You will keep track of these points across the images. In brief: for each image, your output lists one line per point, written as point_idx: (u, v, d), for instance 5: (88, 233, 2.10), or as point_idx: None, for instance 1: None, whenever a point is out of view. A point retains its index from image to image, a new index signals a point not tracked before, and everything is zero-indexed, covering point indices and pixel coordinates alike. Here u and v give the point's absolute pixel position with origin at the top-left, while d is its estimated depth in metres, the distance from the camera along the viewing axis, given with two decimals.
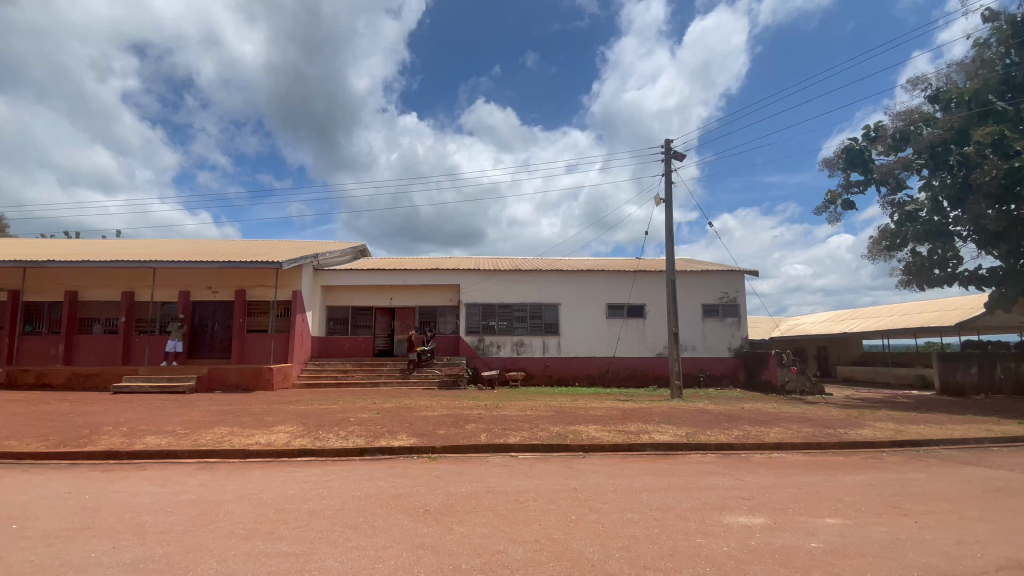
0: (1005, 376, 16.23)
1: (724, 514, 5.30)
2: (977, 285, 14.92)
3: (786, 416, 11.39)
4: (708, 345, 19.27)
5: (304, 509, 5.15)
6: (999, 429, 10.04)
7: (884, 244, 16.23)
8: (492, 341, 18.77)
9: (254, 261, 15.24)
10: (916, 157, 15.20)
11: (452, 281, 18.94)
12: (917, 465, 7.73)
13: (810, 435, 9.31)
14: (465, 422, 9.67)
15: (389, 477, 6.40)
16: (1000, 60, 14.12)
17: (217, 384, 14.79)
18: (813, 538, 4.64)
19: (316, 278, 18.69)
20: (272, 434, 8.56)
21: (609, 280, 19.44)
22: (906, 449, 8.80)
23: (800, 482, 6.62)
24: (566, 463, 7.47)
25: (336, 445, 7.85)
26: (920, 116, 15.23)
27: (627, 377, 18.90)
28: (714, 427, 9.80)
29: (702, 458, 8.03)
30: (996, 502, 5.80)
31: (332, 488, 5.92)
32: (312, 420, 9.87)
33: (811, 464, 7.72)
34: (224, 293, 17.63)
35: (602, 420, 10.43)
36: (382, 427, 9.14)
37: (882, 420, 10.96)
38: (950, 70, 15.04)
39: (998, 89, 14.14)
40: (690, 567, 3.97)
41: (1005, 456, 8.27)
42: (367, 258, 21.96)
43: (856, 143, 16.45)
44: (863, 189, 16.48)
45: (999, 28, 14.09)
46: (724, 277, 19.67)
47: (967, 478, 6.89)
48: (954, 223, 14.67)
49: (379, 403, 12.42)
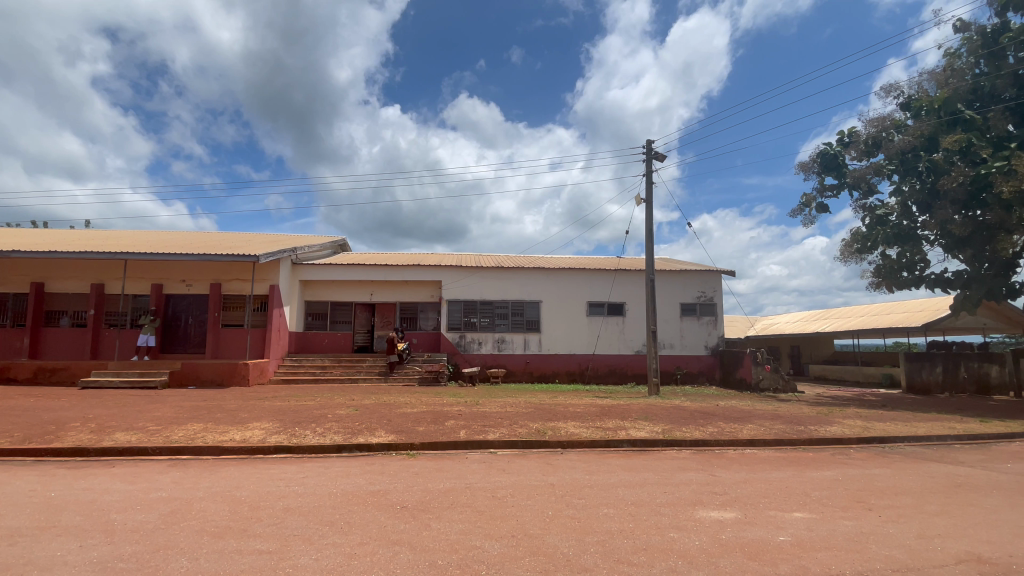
0: (969, 377, 16.82)
1: (697, 509, 5.41)
2: (942, 288, 15.43)
3: (759, 413, 11.67)
4: (685, 343, 19.59)
5: (279, 506, 5.09)
6: (961, 427, 10.43)
7: (855, 247, 16.69)
8: (473, 337, 18.75)
9: (229, 254, 14.92)
10: (888, 163, 15.68)
11: (434, 277, 18.85)
12: (883, 461, 8.01)
13: (782, 431, 9.55)
14: (445, 419, 9.68)
15: (366, 474, 6.35)
16: (970, 69, 14.59)
17: (190, 379, 14.45)
18: (782, 531, 4.78)
19: (294, 272, 18.39)
20: (247, 431, 8.42)
21: (590, 278, 19.57)
22: (873, 445, 9.09)
23: (771, 477, 6.81)
24: (544, 459, 7.55)
25: (314, 442, 7.78)
26: (892, 122, 15.70)
27: (606, 374, 19.10)
28: (690, 424, 9.98)
29: (676, 454, 8.19)
30: (955, 497, 6.05)
31: (309, 485, 5.86)
32: (288, 416, 9.75)
33: (781, 460, 7.93)
34: (199, 287, 17.26)
35: (580, 417, 10.51)
36: (360, 423, 9.08)
37: (851, 417, 11.30)
38: (921, 78, 15.50)
39: (967, 98, 14.61)
40: (663, 561, 4.05)
41: (966, 453, 8.60)
42: (347, 252, 21.70)
43: (830, 147, 16.85)
44: (836, 193, 16.90)
45: (970, 39, 14.59)
46: (703, 276, 20.00)
47: (928, 474, 7.16)
48: (922, 228, 15.15)
49: (358, 399, 12.36)
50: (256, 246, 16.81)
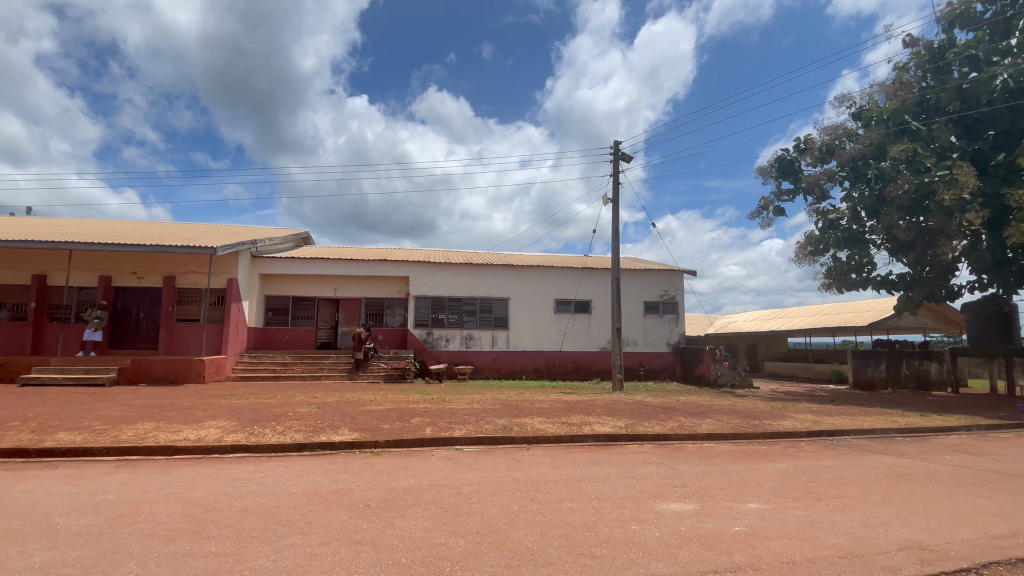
0: (910, 373, 17.90)
1: (658, 501, 5.56)
2: (888, 289, 16.32)
3: (717, 408, 12.07)
4: (648, 339, 20.03)
5: (236, 507, 4.95)
6: (902, 421, 11.09)
7: (809, 249, 17.43)
8: (441, 334, 18.62)
9: (184, 246, 14.28)
10: (839, 169, 16.47)
11: (401, 272, 18.60)
12: (831, 453, 8.45)
13: (738, 426, 9.91)
14: (410, 416, 9.60)
15: (328, 473, 6.23)
16: (918, 82, 15.44)
17: (141, 376, 13.83)
18: (737, 522, 4.97)
19: (254, 265, 17.78)
20: (202, 430, 8.12)
21: (558, 275, 19.74)
22: (822, 438, 9.55)
23: (728, 470, 7.06)
24: (510, 455, 7.60)
25: (274, 441, 7.58)
26: (845, 131, 16.49)
27: (572, 371, 19.35)
28: (652, 419, 10.24)
29: (638, 448, 8.38)
30: (897, 487, 6.44)
31: (269, 484, 5.71)
32: (246, 414, 9.46)
33: (738, 453, 8.23)
34: (152, 280, 16.49)
35: (546, 413, 10.60)
36: (323, 421, 8.89)
37: (802, 412, 11.83)
38: (873, 90, 16.31)
39: (914, 110, 15.44)
40: (625, 553, 4.15)
41: (907, 446, 9.15)
42: (310, 246, 21.15)
43: (788, 153, 17.53)
44: (792, 198, 17.61)
45: (919, 53, 15.43)
46: (666, 276, 20.51)
47: (873, 465, 7.59)
48: (870, 232, 16.00)
49: (320, 396, 12.12)
50: (214, 238, 16.16)
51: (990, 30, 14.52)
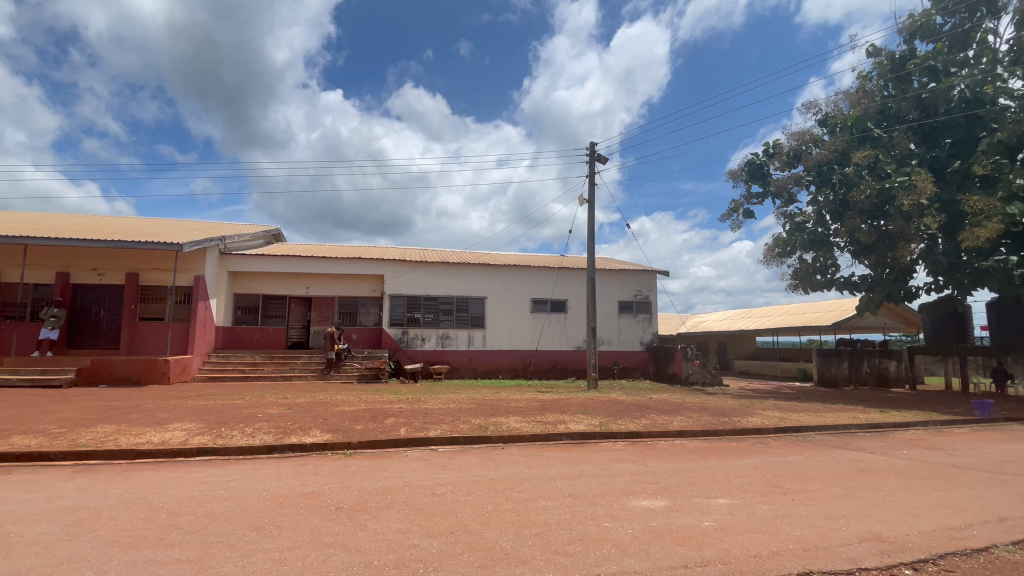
0: (871, 370, 18.62)
1: (630, 498, 5.64)
2: (850, 290, 16.91)
3: (688, 405, 12.32)
4: (622, 338, 20.30)
5: (201, 512, 4.80)
6: (863, 417, 11.51)
7: (777, 251, 17.94)
8: (416, 333, 18.46)
9: (148, 242, 13.77)
10: (806, 174, 16.99)
11: (376, 271, 18.36)
12: (796, 448, 8.72)
13: (709, 423, 10.14)
14: (384, 416, 9.49)
15: (298, 475, 6.11)
16: (880, 91, 16.03)
17: (101, 377, 13.21)
18: (707, 517, 5.09)
19: (223, 263, 17.28)
20: (166, 433, 7.85)
21: (534, 275, 19.81)
22: (789, 434, 9.84)
23: (699, 466, 7.21)
24: (485, 454, 7.59)
25: (242, 443, 7.39)
26: (811, 137, 16.99)
27: (548, 369, 19.47)
28: (625, 417, 10.39)
29: (612, 445, 8.49)
30: (858, 481, 6.70)
31: (237, 488, 5.57)
32: (213, 416, 9.18)
33: (708, 449, 8.42)
34: (114, 277, 15.86)
35: (521, 412, 10.63)
36: (294, 423, 8.72)
37: (769, 409, 12.18)
38: (838, 97, 16.84)
39: (876, 117, 16.05)
40: (598, 550, 4.20)
41: (867, 441, 9.53)
42: (282, 243, 20.67)
43: (757, 157, 17.99)
44: (760, 201, 18.07)
45: (881, 63, 16.04)
46: (639, 276, 20.81)
47: (836, 460, 7.87)
48: (834, 235, 16.55)
49: (291, 397, 11.89)
50: (180, 234, 15.63)
51: (948, 42, 15.20)
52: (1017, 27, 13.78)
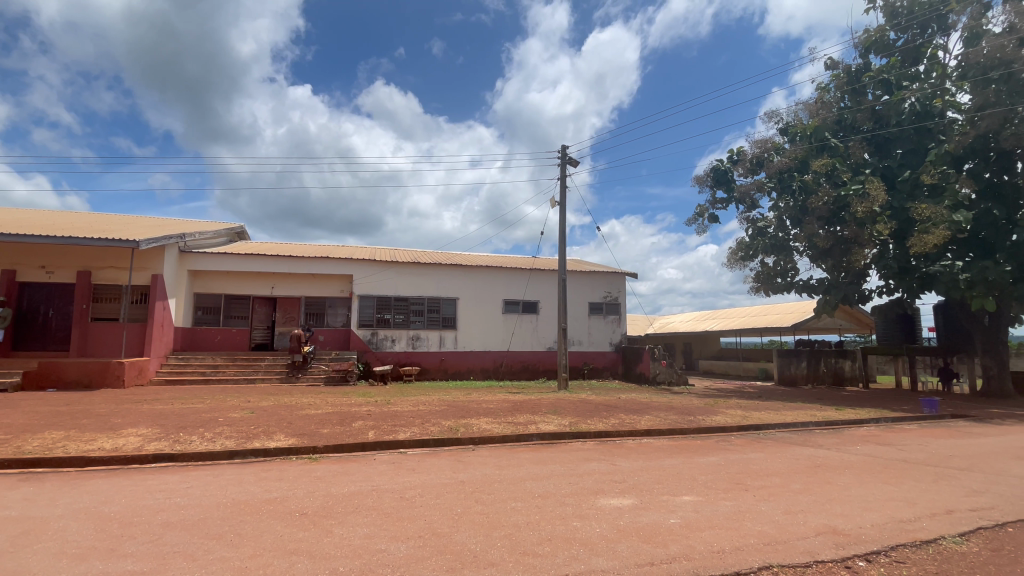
0: (828, 369, 19.43)
1: (599, 497, 5.71)
2: (808, 293, 17.60)
3: (654, 404, 12.60)
4: (592, 339, 20.54)
5: (157, 521, 4.61)
6: (820, 415, 11.98)
7: (740, 254, 18.51)
8: (386, 334, 18.21)
9: (101, 238, 13.14)
10: (768, 181, 17.60)
11: (345, 271, 18.02)
12: (758, 446, 9.02)
13: (675, 422, 10.38)
14: (352, 419, 9.33)
15: (261, 481, 5.94)
16: (837, 102, 16.75)
17: (50, 381, 12.64)
18: (673, 514, 5.20)
19: (182, 261, 16.65)
20: (120, 439, 7.51)
21: (506, 276, 19.83)
22: (750, 432, 10.17)
23: (665, 465, 7.37)
24: (455, 456, 7.56)
25: (202, 449, 7.13)
26: (772, 145, 17.57)
27: (519, 370, 19.53)
28: (594, 416, 10.52)
29: (581, 445, 8.58)
30: (815, 476, 6.98)
31: (196, 495, 5.37)
32: (170, 421, 8.83)
33: (674, 448, 8.61)
34: (64, 275, 15.06)
35: (492, 412, 10.64)
36: (256, 427, 8.47)
37: (732, 407, 12.56)
38: (798, 108, 17.50)
39: (833, 127, 16.77)
40: (567, 550, 4.24)
41: (824, 437, 9.93)
42: (245, 241, 20.06)
43: (722, 163, 18.51)
44: (725, 206, 18.61)
45: (838, 76, 16.77)
46: (609, 277, 21.11)
47: (794, 456, 8.18)
48: (793, 239, 17.19)
49: (255, 400, 11.55)
50: (136, 231, 14.95)
51: (901, 56, 16.02)
52: (964, 44, 14.63)
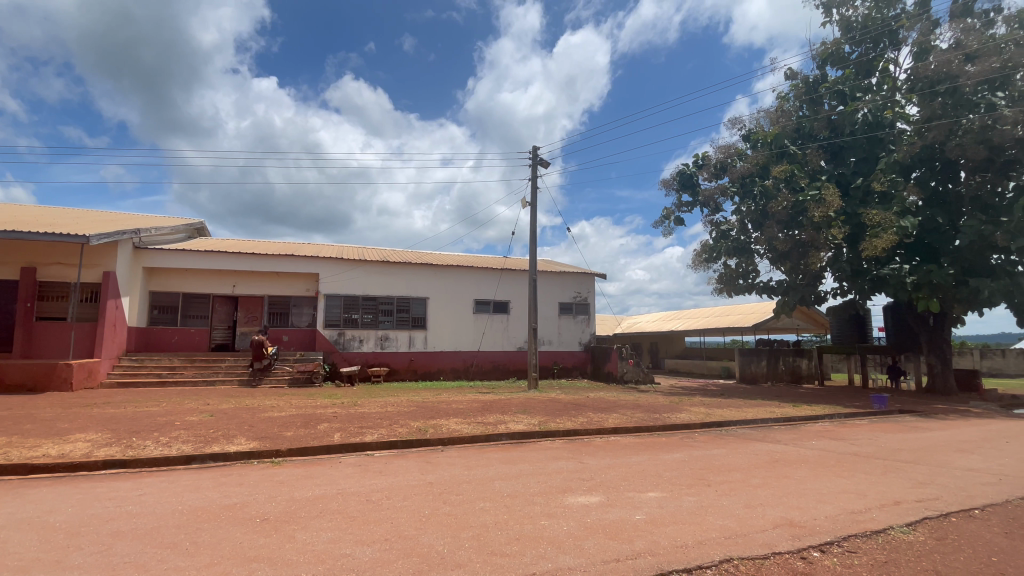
0: (786, 367, 20.18)
1: (567, 495, 5.77)
2: (768, 294, 18.21)
3: (622, 403, 12.83)
4: (562, 339, 20.72)
5: (106, 531, 4.40)
6: (778, 411, 12.44)
7: (704, 256, 19.05)
8: (353, 335, 17.87)
9: (47, 233, 12.41)
10: (730, 185, 18.18)
11: (311, 270, 17.58)
12: (720, 442, 9.29)
13: (641, 419, 10.59)
14: (317, 422, 9.11)
15: (220, 487, 5.73)
16: (796, 111, 17.44)
17: None
18: (639, 510, 5.31)
19: (137, 258, 15.91)
20: (67, 445, 7.13)
21: (477, 276, 19.78)
22: (713, 429, 10.46)
23: (631, 462, 7.50)
24: (423, 457, 7.49)
25: (157, 454, 6.85)
26: (736, 151, 18.14)
27: (490, 370, 19.51)
28: (563, 415, 10.62)
29: (550, 444, 8.64)
30: (774, 471, 7.23)
31: (150, 503, 5.16)
32: (123, 425, 8.44)
33: (640, 445, 8.78)
34: (5, 271, 14.18)
35: (462, 413, 10.60)
36: (216, 430, 8.19)
37: (696, 405, 12.90)
38: (759, 115, 18.13)
39: (792, 135, 17.44)
40: (534, 549, 4.26)
41: (783, 433, 10.31)
42: (205, 237, 19.34)
43: (688, 168, 18.97)
44: (690, 209, 19.09)
45: (797, 86, 17.47)
46: (579, 278, 21.34)
47: (755, 452, 8.45)
48: (754, 242, 17.78)
49: (215, 403, 11.16)
50: (86, 225, 14.20)
51: (856, 69, 16.78)
52: (914, 58, 15.43)
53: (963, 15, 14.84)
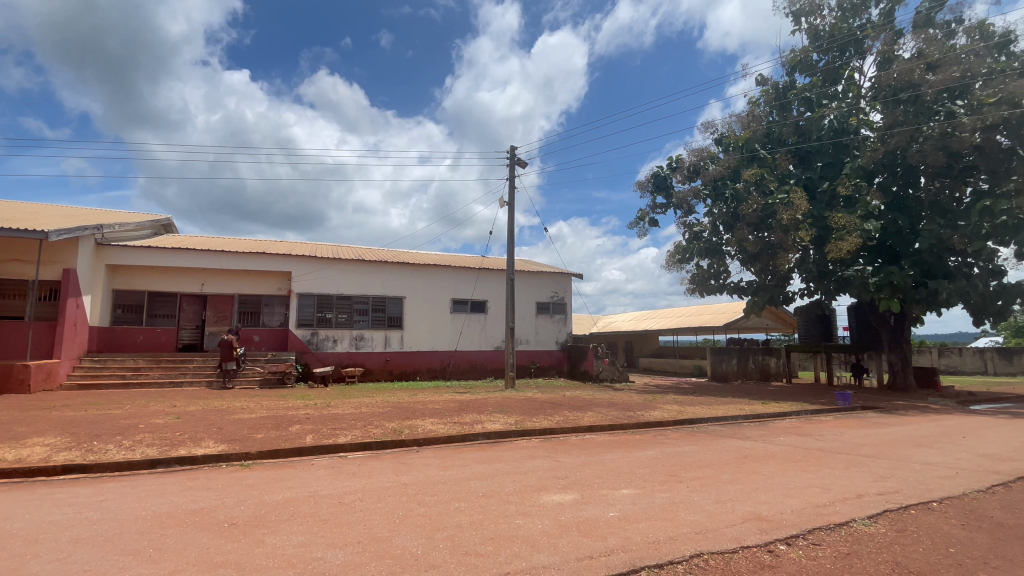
0: (755, 366, 20.70)
1: (542, 494, 5.81)
2: (738, 294, 18.65)
3: (597, 401, 12.97)
4: (539, 338, 20.81)
5: (65, 538, 4.24)
6: (748, 409, 12.76)
7: (677, 257, 19.41)
8: (327, 335, 17.59)
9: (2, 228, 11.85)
10: (703, 188, 18.53)
11: (283, 268, 17.23)
12: (692, 439, 9.48)
13: (616, 417, 10.74)
14: (289, 423, 8.94)
15: (186, 491, 5.58)
16: (766, 116, 17.92)
17: None
18: (613, 508, 5.38)
19: (99, 255, 15.31)
20: (22, 449, 6.83)
21: (454, 275, 19.70)
22: (685, 426, 10.68)
23: (606, 460, 7.59)
24: (398, 458, 7.43)
25: (120, 458, 6.62)
26: (708, 154, 18.51)
27: (467, 370, 19.46)
28: (539, 414, 10.69)
29: (526, 443, 8.68)
30: (743, 466, 7.42)
31: (113, 508, 4.99)
32: (83, 429, 8.13)
33: (615, 443, 8.90)
34: None
35: (438, 413, 10.56)
36: (183, 433, 7.96)
37: (669, 403, 13.13)
38: (731, 119, 18.55)
39: (762, 140, 17.85)
40: (508, 548, 4.28)
41: (752, 430, 10.59)
42: (172, 234, 18.75)
43: (662, 170, 19.27)
44: (664, 211, 19.40)
45: (768, 91, 17.95)
46: (556, 277, 21.46)
47: (725, 448, 8.66)
48: (725, 244, 18.20)
49: (181, 404, 10.84)
50: (46, 220, 13.60)
51: (823, 76, 17.30)
52: (878, 67, 16.03)
53: (925, 26, 15.47)
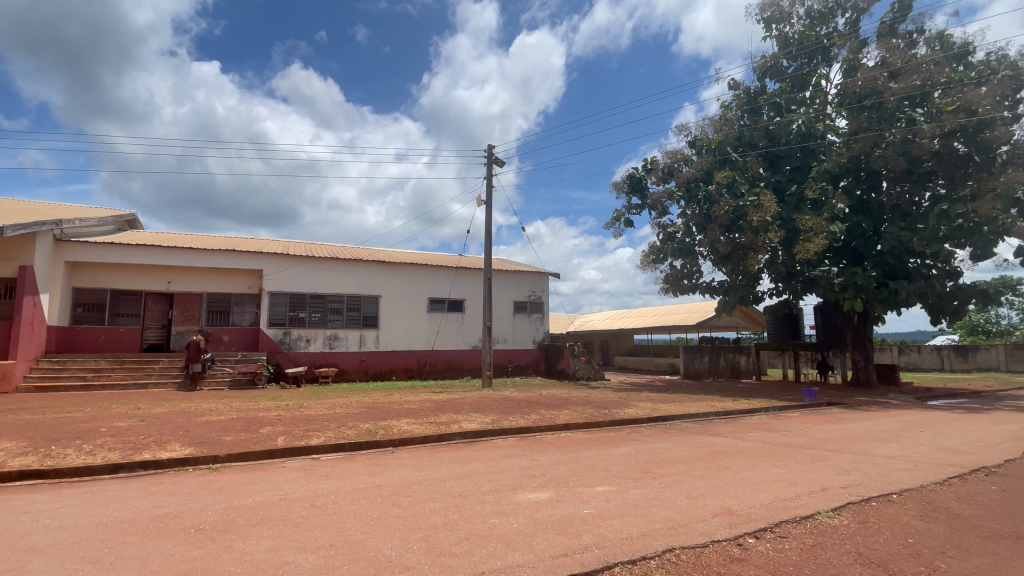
0: (726, 363, 21.20)
1: (517, 493, 5.83)
2: (710, 294, 19.04)
3: (573, 399, 13.08)
4: (516, 337, 20.86)
5: (18, 547, 4.06)
6: (719, 405, 13.06)
7: (652, 257, 19.69)
8: (300, 334, 17.27)
9: None
10: (677, 189, 18.80)
11: (254, 266, 16.82)
12: (666, 435, 9.65)
13: (591, 415, 10.85)
14: (260, 425, 8.75)
15: (151, 496, 5.41)
16: (738, 120, 18.36)
17: None
18: (587, 505, 5.44)
19: (58, 251, 14.68)
20: None
21: (431, 274, 19.57)
22: (659, 423, 10.86)
23: (581, 457, 7.66)
24: (372, 459, 7.35)
25: (80, 463, 6.36)
26: (682, 156, 18.81)
27: (443, 369, 19.36)
28: (516, 413, 10.72)
29: (502, 442, 8.69)
30: (714, 462, 7.59)
31: (72, 515, 4.80)
32: (39, 433, 7.78)
33: (590, 440, 8.99)
34: None
35: (413, 413, 10.49)
36: (147, 436, 7.70)
37: (643, 400, 13.34)
38: (704, 123, 18.91)
39: (734, 143, 18.33)
40: (483, 548, 4.28)
41: (723, 426, 10.84)
42: (137, 229, 18.09)
43: (637, 171, 19.52)
44: (639, 212, 19.65)
45: (739, 96, 18.40)
46: (533, 277, 21.52)
47: (697, 445, 8.84)
48: (698, 245, 18.54)
49: (146, 407, 10.49)
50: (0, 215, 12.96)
51: (791, 82, 17.79)
52: (844, 74, 16.61)
53: (888, 35, 16.08)
